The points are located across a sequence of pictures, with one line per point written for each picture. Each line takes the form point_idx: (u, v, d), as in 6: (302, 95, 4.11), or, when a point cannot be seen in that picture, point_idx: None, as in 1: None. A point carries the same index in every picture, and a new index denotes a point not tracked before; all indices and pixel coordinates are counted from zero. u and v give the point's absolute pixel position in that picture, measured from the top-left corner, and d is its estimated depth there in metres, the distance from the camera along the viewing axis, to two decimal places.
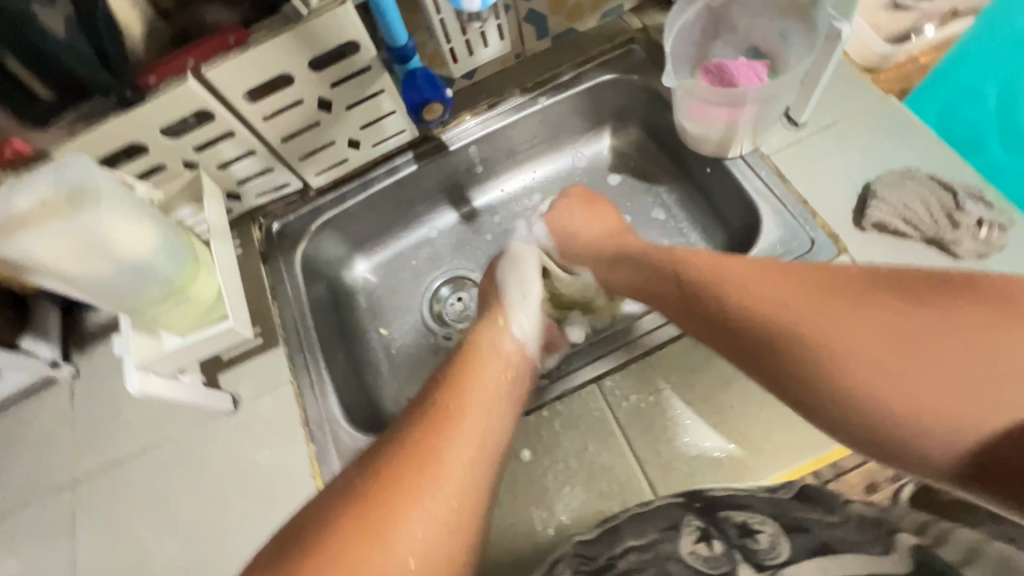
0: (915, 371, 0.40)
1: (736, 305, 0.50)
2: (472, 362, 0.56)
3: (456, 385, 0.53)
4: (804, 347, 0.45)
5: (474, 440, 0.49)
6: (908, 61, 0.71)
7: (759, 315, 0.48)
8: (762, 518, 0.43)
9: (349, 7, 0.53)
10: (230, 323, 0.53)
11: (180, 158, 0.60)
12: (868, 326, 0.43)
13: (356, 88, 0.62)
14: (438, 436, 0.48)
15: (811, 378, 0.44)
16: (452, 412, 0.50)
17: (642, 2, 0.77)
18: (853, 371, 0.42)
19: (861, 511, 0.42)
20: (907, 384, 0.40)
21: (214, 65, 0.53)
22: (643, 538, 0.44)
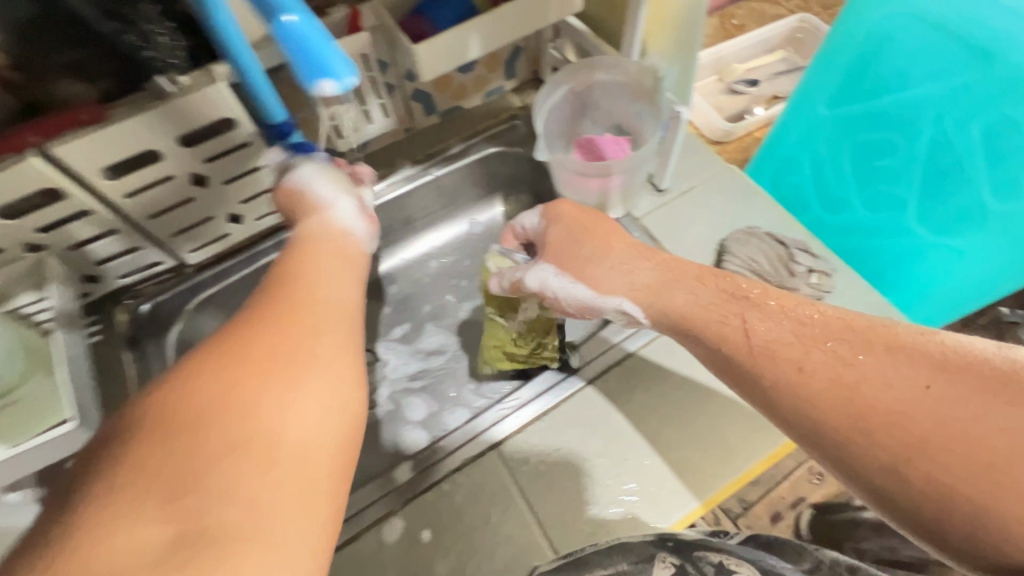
0: (955, 426, 0.34)
1: (818, 383, 0.39)
2: (278, 304, 0.37)
3: (275, 321, 0.35)
4: (970, 503, 0.33)
5: (323, 397, 0.33)
6: (746, 136, 0.91)
7: (817, 387, 0.40)
8: (737, 560, 0.43)
9: (221, 85, 0.53)
10: (69, 426, 0.47)
11: (19, 241, 0.54)
12: (956, 409, 0.35)
13: (234, 163, 0.61)
14: (242, 420, 0.30)
15: (919, 475, 0.35)
16: (235, 411, 0.30)
17: (522, 84, 0.84)
18: (925, 429, 0.35)
19: (834, 555, 0.44)
20: (970, 442, 0.34)
21: (63, 141, 0.49)
22: (613, 566, 0.44)
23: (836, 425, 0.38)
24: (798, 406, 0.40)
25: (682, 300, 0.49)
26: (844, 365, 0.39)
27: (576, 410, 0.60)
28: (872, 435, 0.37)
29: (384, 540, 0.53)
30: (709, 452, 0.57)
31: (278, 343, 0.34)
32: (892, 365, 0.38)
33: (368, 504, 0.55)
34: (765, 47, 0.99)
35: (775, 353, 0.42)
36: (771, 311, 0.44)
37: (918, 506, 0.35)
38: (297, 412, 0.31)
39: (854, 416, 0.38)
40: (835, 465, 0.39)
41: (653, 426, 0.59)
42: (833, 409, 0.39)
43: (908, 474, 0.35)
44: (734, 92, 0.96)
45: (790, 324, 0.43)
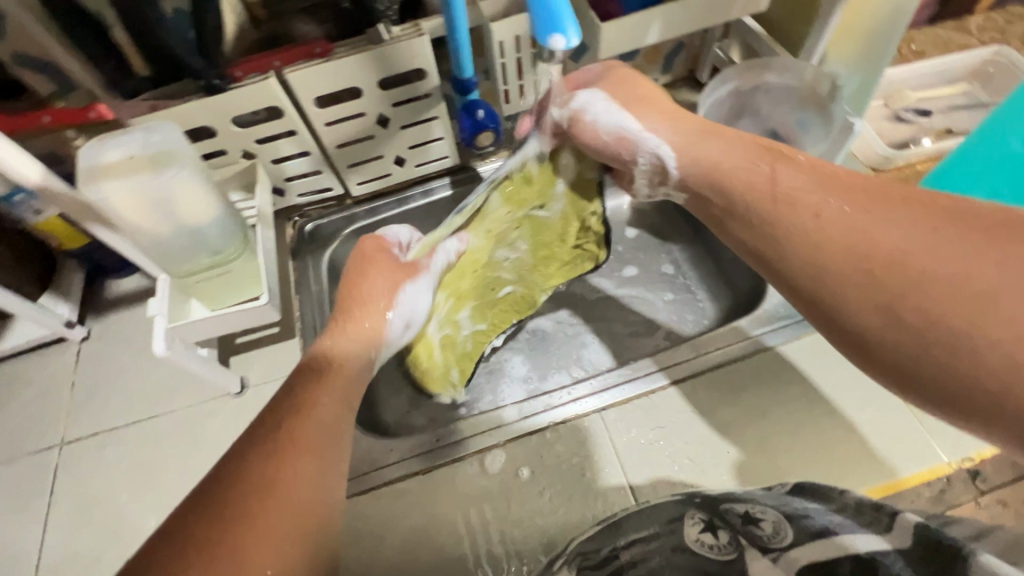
0: (960, 265, 0.31)
1: (831, 227, 0.36)
2: (317, 366, 0.46)
3: (311, 379, 0.44)
4: (954, 336, 0.30)
5: (327, 435, 0.39)
6: (908, 166, 0.85)
7: (815, 226, 0.36)
8: (763, 507, 0.40)
9: (425, 39, 0.60)
10: (263, 301, 0.55)
11: (241, 147, 0.64)
12: (968, 250, 0.31)
13: (414, 111, 0.68)
14: (257, 471, 0.34)
15: (905, 310, 0.32)
16: (249, 464, 0.35)
17: (676, 79, 0.85)
18: (918, 265, 0.32)
19: (857, 496, 0.39)
20: (961, 276, 0.30)
21: (297, 68, 0.58)
22: (645, 530, 0.41)
23: (838, 265, 0.35)
24: (792, 237, 0.38)
25: (727, 161, 0.44)
26: (854, 207, 0.36)
27: (680, 398, 0.61)
28: (875, 275, 0.33)
29: (486, 468, 0.58)
30: (817, 469, 0.56)
31: (292, 416, 0.39)
32: (899, 211, 0.34)
33: (465, 436, 0.60)
34: (945, 77, 0.92)
35: (793, 204, 0.38)
36: (803, 166, 0.40)
37: (899, 347, 0.32)
38: (294, 466, 0.35)
39: (852, 247, 0.34)
40: (813, 304, 0.36)
41: (759, 430, 0.59)
42: (832, 241, 0.35)
43: (889, 309, 0.32)
44: (900, 121, 0.90)
45: (816, 175, 0.39)
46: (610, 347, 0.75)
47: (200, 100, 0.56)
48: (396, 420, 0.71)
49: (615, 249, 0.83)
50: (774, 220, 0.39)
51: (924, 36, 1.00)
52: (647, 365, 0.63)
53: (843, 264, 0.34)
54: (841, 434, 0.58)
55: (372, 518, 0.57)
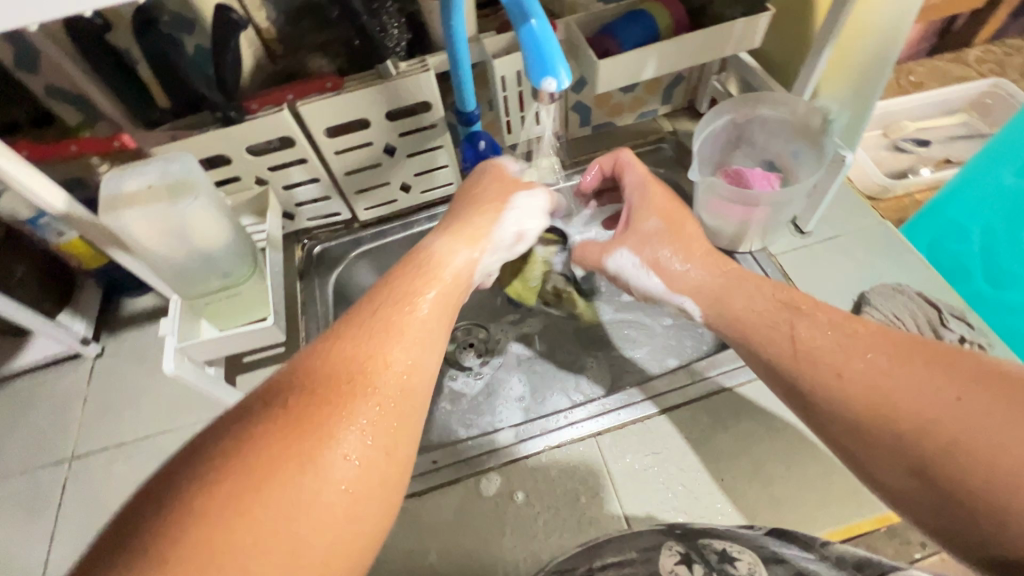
0: (963, 417, 0.34)
1: (840, 383, 0.40)
2: (413, 268, 0.45)
3: (414, 277, 0.43)
4: (969, 485, 0.33)
5: (426, 338, 0.40)
6: (905, 196, 0.86)
7: (833, 377, 0.41)
8: (741, 548, 0.43)
9: (430, 74, 0.63)
10: (269, 323, 0.58)
11: (254, 174, 0.67)
12: (961, 401, 0.35)
13: (419, 140, 0.71)
14: (352, 349, 0.37)
15: (920, 461, 0.35)
16: (350, 342, 0.37)
17: (676, 110, 0.87)
18: (924, 418, 0.36)
19: (843, 551, 0.41)
20: (965, 428, 0.34)
21: (308, 101, 0.61)
22: (623, 554, 0.43)
23: (863, 423, 0.38)
24: (797, 379, 0.43)
25: (756, 307, 0.48)
26: (858, 362, 0.40)
27: (676, 424, 0.61)
28: (885, 426, 0.37)
29: (482, 491, 0.59)
30: (813, 499, 0.56)
31: (394, 313, 0.40)
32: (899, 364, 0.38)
33: (464, 458, 0.60)
34: (943, 109, 0.94)
35: (817, 362, 0.42)
36: (821, 316, 0.45)
37: (920, 493, 0.36)
38: (395, 352, 0.37)
39: (857, 405, 0.39)
40: (836, 448, 0.41)
41: (754, 457, 0.59)
42: (839, 395, 0.40)
43: (902, 461, 0.36)
44: (898, 150, 0.92)
45: (833, 328, 0.43)
46: (609, 372, 0.76)
47: (216, 131, 0.59)
48: None
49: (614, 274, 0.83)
50: (784, 374, 0.44)
51: (923, 67, 1.02)
52: (642, 390, 0.64)
53: (849, 410, 0.39)
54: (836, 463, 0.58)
55: None
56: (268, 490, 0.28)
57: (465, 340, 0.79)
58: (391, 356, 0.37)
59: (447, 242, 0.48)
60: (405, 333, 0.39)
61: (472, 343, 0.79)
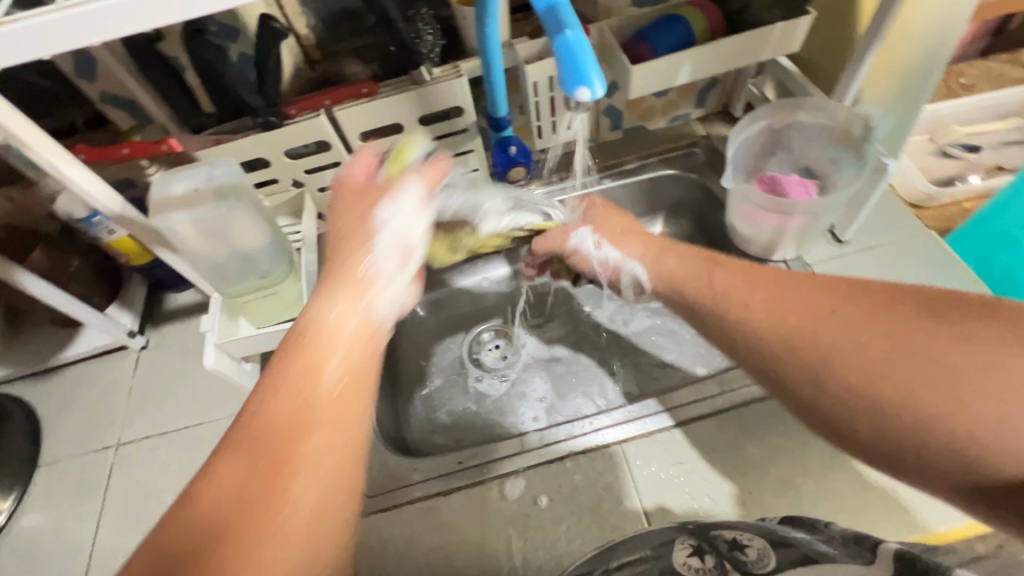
0: (865, 346, 0.35)
1: (760, 330, 0.42)
2: (302, 338, 0.38)
3: (302, 347, 0.37)
4: (890, 413, 0.34)
5: (336, 410, 0.35)
6: (952, 204, 0.82)
7: (753, 325, 0.42)
8: (750, 536, 0.42)
9: (463, 80, 0.64)
10: None
11: (291, 176, 0.69)
12: (854, 332, 0.36)
13: (451, 145, 0.72)
14: (252, 457, 0.32)
15: (851, 395, 0.36)
16: (250, 456, 0.32)
17: (709, 114, 0.86)
18: (848, 354, 0.36)
19: (846, 532, 0.39)
20: (867, 351, 0.35)
21: (344, 107, 0.63)
22: (637, 554, 0.43)
23: (789, 367, 0.39)
24: (738, 334, 0.43)
25: (740, 296, 0.45)
26: (779, 311, 0.41)
27: (703, 433, 0.61)
28: (816, 376, 0.37)
29: (505, 493, 0.59)
30: (845, 517, 0.54)
31: (289, 402, 0.35)
32: (800, 309, 0.40)
33: (488, 459, 0.61)
34: (996, 113, 0.89)
35: (805, 352, 0.38)
36: (734, 268, 0.47)
37: (858, 429, 0.36)
38: (302, 448, 0.33)
39: (790, 347, 0.39)
40: (778, 395, 0.41)
41: (783, 471, 0.58)
42: (764, 347, 0.41)
43: (839, 402, 0.36)
44: (945, 156, 0.88)
45: (744, 278, 0.46)
46: (634, 377, 0.75)
47: (257, 136, 0.61)
48: (420, 438, 0.73)
49: None
50: (728, 323, 0.45)
51: (974, 69, 0.97)
52: (669, 399, 0.63)
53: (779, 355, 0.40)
54: (869, 480, 0.56)
55: (393, 536, 0.58)
56: (213, 568, 0.28)
57: (491, 341, 0.81)
58: (304, 452, 0.33)
59: (343, 300, 0.40)
60: (306, 410, 0.35)
61: (498, 344, 0.81)
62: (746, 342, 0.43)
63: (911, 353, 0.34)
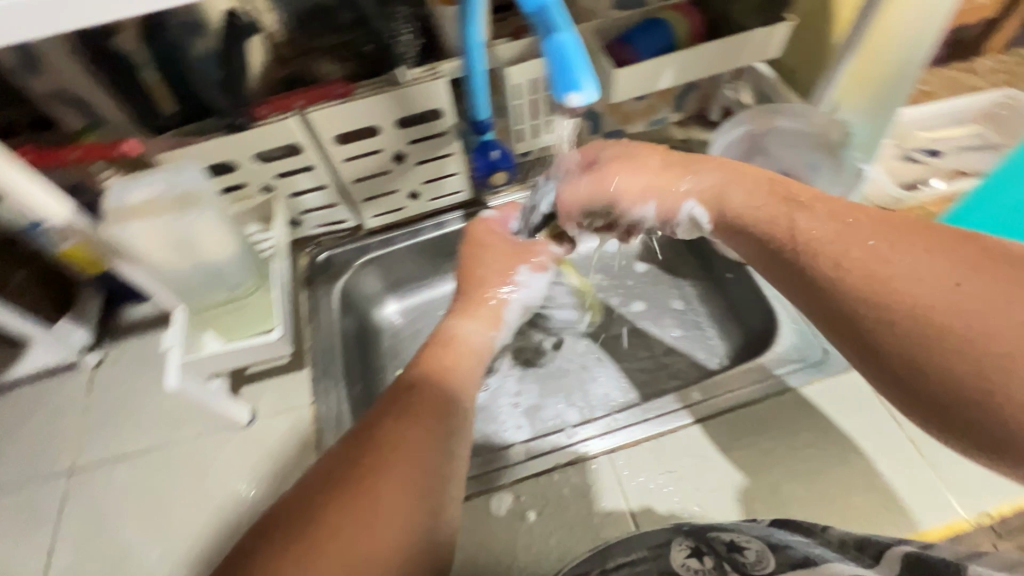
0: (979, 320, 0.31)
1: (852, 277, 0.36)
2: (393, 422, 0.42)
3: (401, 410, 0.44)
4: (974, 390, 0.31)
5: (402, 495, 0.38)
6: (919, 207, 0.85)
7: (844, 263, 0.37)
8: (747, 536, 0.41)
9: (443, 82, 0.61)
10: (277, 335, 0.57)
11: (260, 180, 0.65)
12: (975, 300, 0.32)
13: (429, 148, 0.69)
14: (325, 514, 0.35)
15: (934, 363, 0.32)
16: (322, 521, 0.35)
17: (687, 117, 0.86)
18: (951, 322, 0.32)
19: (841, 535, 0.40)
20: (986, 328, 0.31)
21: (318, 109, 0.59)
22: (633, 554, 0.42)
23: (867, 315, 0.35)
24: (819, 268, 0.38)
25: (835, 244, 0.37)
26: (882, 256, 0.35)
27: (693, 441, 0.60)
28: (900, 329, 0.34)
29: (494, 510, 0.57)
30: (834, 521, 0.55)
31: (368, 474, 0.38)
32: (907, 259, 0.35)
33: (476, 475, 0.59)
34: (956, 119, 0.93)
35: (930, 317, 0.33)
36: (825, 209, 0.40)
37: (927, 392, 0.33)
38: (369, 521, 0.35)
39: (883, 301, 0.34)
40: (837, 335, 0.38)
41: (771, 477, 0.58)
42: (846, 283, 0.36)
43: (909, 362, 0.33)
44: (911, 161, 0.91)
45: (842, 220, 0.39)
46: (621, 383, 0.74)
47: (223, 138, 0.58)
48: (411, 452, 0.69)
49: (623, 284, 0.83)
50: (810, 253, 0.39)
51: (935, 76, 1.01)
52: (657, 407, 0.62)
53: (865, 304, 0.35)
54: (853, 482, 0.57)
55: None
56: None
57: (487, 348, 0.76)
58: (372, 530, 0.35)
59: (471, 323, 0.58)
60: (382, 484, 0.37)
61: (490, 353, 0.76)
62: (843, 296, 0.36)
63: None
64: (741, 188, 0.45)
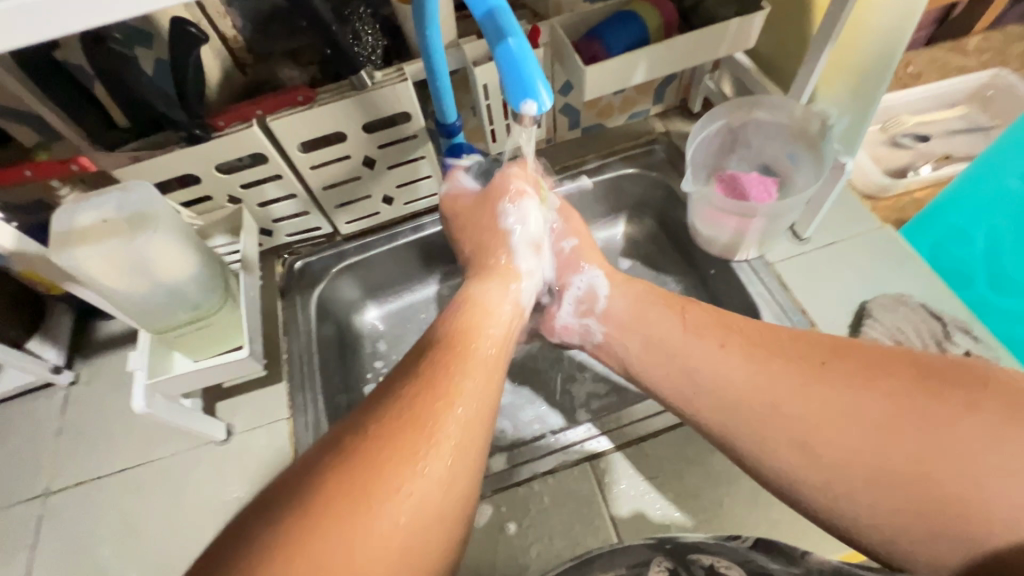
0: (833, 429, 0.40)
1: (733, 394, 0.46)
2: (438, 375, 0.42)
3: (449, 362, 0.43)
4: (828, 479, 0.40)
5: (461, 448, 0.38)
6: (906, 194, 0.83)
7: (729, 384, 0.47)
8: (729, 563, 0.40)
9: (408, 84, 0.59)
10: (244, 353, 0.55)
11: (225, 192, 0.64)
12: (825, 411, 0.41)
13: (400, 152, 0.67)
14: (379, 452, 0.36)
15: (804, 457, 0.41)
16: (376, 464, 0.35)
17: (667, 109, 0.84)
18: (808, 427, 0.42)
19: (824, 562, 0.38)
20: (840, 434, 0.40)
21: (278, 117, 0.58)
22: (613, 572, 0.42)
23: (757, 427, 0.44)
24: (709, 391, 0.48)
25: (734, 378, 0.46)
26: (754, 378, 0.46)
27: (673, 444, 0.59)
28: (783, 433, 0.42)
29: (474, 522, 0.56)
30: (813, 521, 0.54)
31: (417, 414, 0.38)
32: (772, 379, 0.45)
33: None
34: (943, 102, 0.91)
35: (794, 431, 0.42)
36: (705, 321, 0.52)
37: (806, 489, 0.41)
38: (422, 475, 0.36)
39: (760, 412, 0.44)
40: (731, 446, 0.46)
41: (754, 480, 0.57)
42: (733, 402, 0.46)
43: (789, 455, 0.42)
44: (897, 146, 0.89)
45: (720, 338, 0.49)
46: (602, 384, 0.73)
47: (181, 151, 0.56)
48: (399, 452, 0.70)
49: None
50: (700, 371, 0.48)
51: (921, 57, 0.99)
52: (638, 412, 0.61)
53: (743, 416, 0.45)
54: None
55: None
56: (313, 528, 0.31)
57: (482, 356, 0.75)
58: (420, 477, 0.36)
59: (492, 287, 0.55)
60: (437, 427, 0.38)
61: None
62: (728, 417, 0.46)
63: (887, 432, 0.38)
64: (646, 297, 0.57)
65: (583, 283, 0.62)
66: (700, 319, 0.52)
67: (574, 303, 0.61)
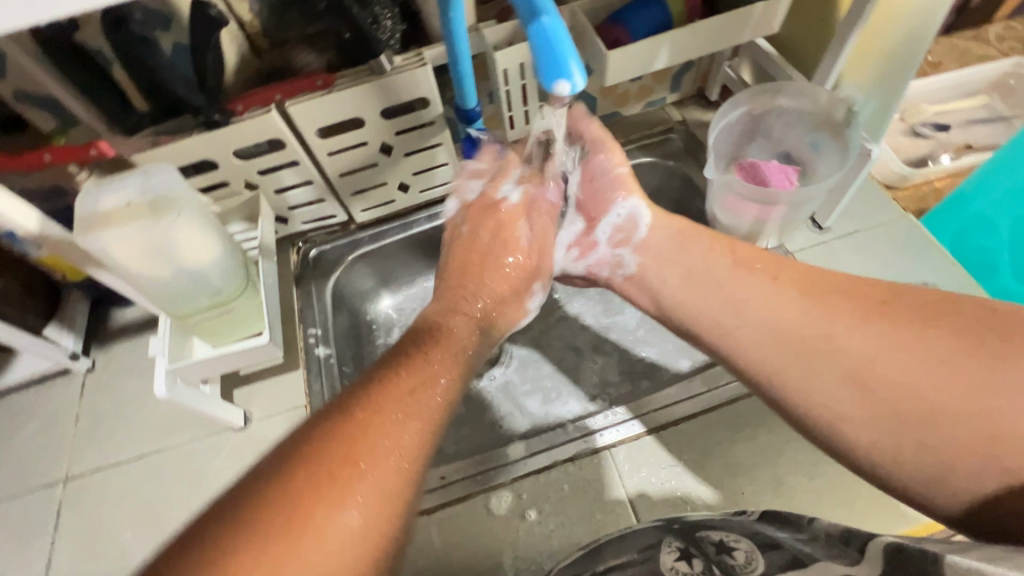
0: (880, 351, 0.39)
1: (772, 320, 0.45)
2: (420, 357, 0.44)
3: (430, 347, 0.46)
4: (874, 407, 0.38)
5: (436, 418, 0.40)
6: (925, 183, 0.82)
7: (767, 313, 0.46)
8: (738, 536, 0.39)
9: (427, 68, 0.59)
10: (264, 340, 0.55)
11: (243, 179, 0.63)
12: (878, 338, 0.39)
13: (417, 139, 0.67)
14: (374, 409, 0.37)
15: (853, 384, 0.39)
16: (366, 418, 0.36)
17: (684, 98, 0.83)
18: (855, 353, 0.40)
19: (833, 527, 0.34)
20: (888, 360, 0.38)
21: (298, 102, 0.57)
22: (622, 557, 0.42)
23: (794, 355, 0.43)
24: (752, 317, 0.47)
25: (776, 308, 0.46)
26: (800, 306, 0.44)
27: (692, 433, 0.59)
28: (824, 359, 0.41)
29: (493, 509, 0.57)
30: (837, 510, 0.54)
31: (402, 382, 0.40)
32: (818, 309, 0.43)
33: (473, 474, 0.58)
34: (964, 91, 0.90)
35: (839, 358, 0.40)
36: (754, 259, 0.51)
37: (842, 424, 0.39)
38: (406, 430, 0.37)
39: (802, 339, 0.43)
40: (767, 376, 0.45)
41: (775, 468, 0.57)
42: (774, 327, 0.45)
43: (835, 383, 0.40)
44: (917, 135, 0.88)
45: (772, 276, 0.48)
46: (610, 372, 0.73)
47: (201, 136, 0.56)
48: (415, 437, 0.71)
49: None
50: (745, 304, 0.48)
51: (941, 46, 0.97)
52: (656, 401, 0.61)
53: (785, 342, 0.44)
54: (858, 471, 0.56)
55: None
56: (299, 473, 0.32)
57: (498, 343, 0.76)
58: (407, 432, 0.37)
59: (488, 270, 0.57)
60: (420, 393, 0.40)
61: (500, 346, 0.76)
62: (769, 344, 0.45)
63: (940, 359, 0.36)
64: (694, 241, 0.55)
65: (624, 210, 0.60)
66: (749, 255, 0.52)
67: (613, 231, 0.60)
